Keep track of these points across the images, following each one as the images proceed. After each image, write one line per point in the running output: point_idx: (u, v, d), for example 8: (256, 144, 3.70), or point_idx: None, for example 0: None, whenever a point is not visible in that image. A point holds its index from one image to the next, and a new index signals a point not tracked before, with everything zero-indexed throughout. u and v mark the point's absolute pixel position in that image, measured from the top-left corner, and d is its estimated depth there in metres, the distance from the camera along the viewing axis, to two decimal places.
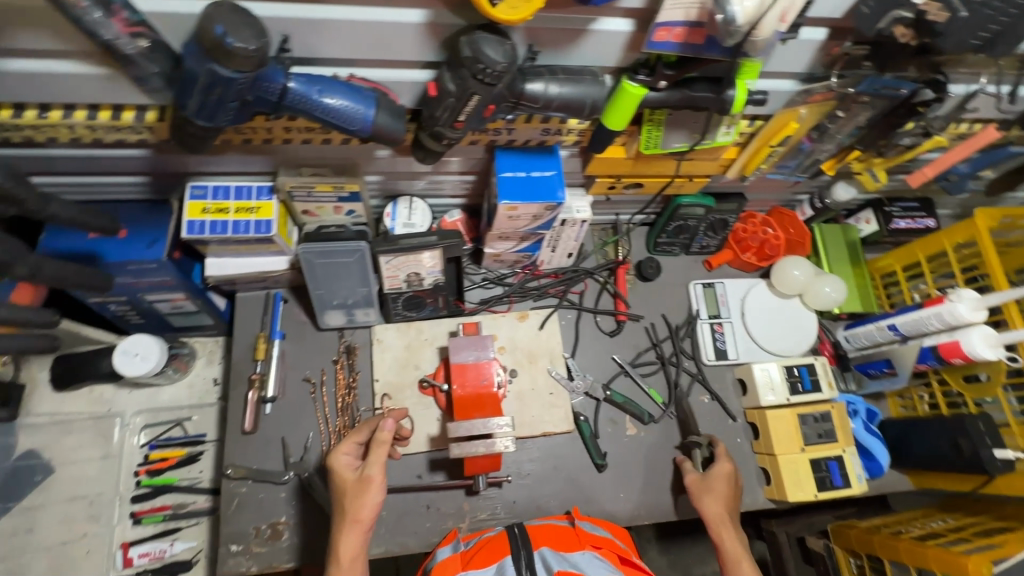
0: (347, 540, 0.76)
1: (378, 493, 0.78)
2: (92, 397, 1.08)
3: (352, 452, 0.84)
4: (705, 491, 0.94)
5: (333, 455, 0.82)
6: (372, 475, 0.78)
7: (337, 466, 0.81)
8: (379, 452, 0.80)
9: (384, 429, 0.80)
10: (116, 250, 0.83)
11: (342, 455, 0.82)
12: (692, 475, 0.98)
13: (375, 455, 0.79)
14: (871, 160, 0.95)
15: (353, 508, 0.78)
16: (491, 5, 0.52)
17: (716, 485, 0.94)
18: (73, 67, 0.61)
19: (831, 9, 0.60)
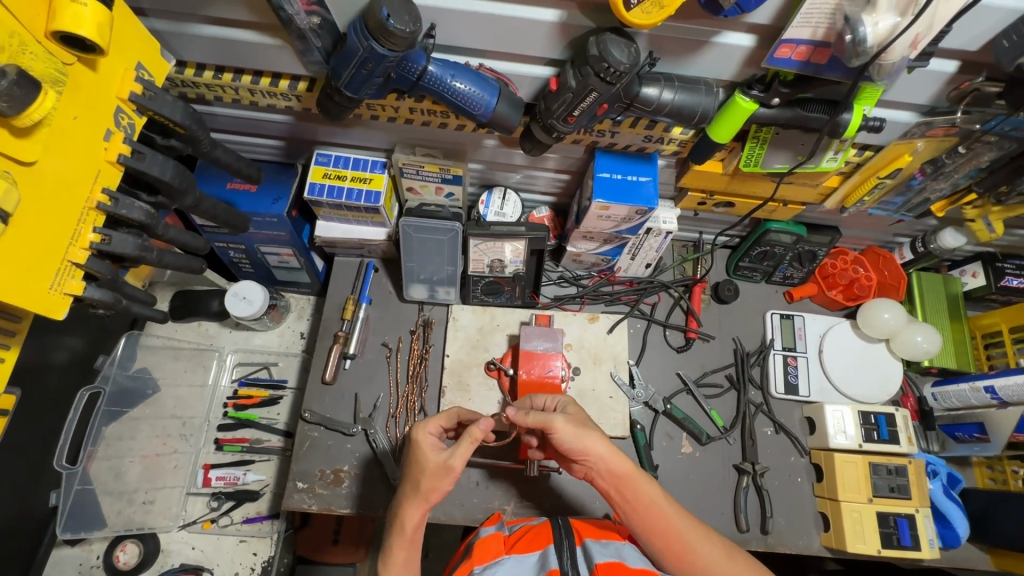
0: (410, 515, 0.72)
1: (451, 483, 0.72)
2: (199, 330, 1.23)
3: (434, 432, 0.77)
4: (580, 426, 0.74)
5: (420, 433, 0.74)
6: (454, 465, 0.72)
7: (421, 445, 0.74)
8: (466, 447, 0.72)
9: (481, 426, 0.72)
10: (248, 200, 0.95)
11: (428, 435, 0.75)
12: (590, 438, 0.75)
13: (461, 448, 0.71)
14: (988, 206, 0.90)
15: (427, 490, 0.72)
16: (626, 10, 0.56)
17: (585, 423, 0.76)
18: (253, 36, 0.72)
19: (965, 43, 0.61)
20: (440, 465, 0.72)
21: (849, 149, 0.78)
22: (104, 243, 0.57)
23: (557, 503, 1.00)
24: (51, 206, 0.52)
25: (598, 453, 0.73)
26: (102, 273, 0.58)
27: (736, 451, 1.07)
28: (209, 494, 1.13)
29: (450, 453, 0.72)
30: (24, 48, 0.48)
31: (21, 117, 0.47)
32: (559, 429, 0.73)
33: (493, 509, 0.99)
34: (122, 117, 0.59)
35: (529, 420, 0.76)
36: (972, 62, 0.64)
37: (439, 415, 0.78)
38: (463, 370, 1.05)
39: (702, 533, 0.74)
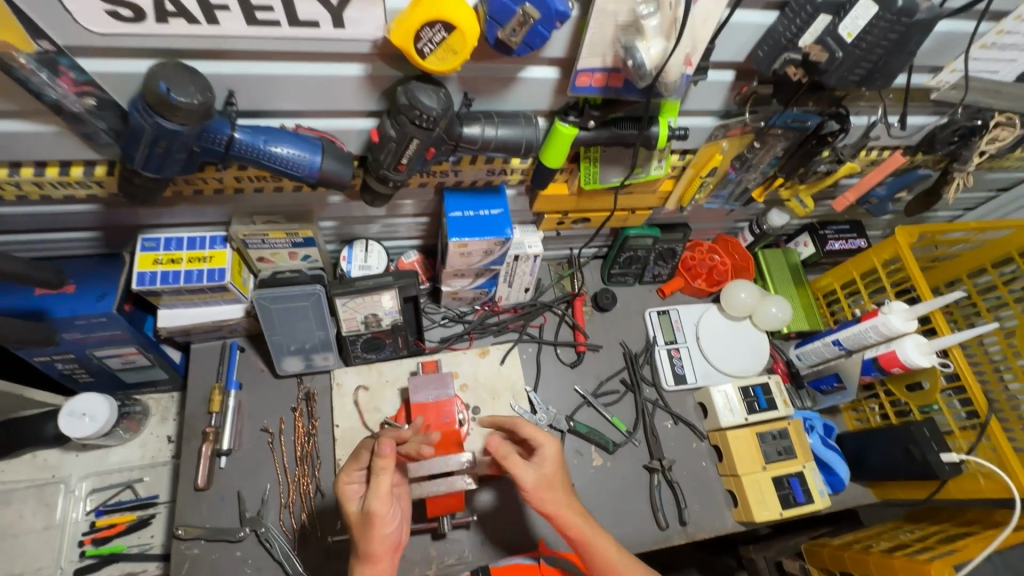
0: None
1: (386, 523, 0.70)
2: (35, 463, 1.04)
3: (358, 480, 0.76)
4: (546, 488, 0.76)
5: (339, 486, 0.75)
6: (374, 509, 0.70)
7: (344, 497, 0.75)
8: (377, 486, 0.70)
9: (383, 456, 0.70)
10: (63, 305, 0.83)
11: (347, 488, 0.75)
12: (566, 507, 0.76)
13: (373, 487, 0.70)
14: (796, 186, 1.03)
15: (364, 546, 0.70)
16: (421, 57, 0.57)
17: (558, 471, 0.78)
18: (22, 126, 0.63)
19: (733, 53, 0.68)
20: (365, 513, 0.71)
21: (670, 156, 0.85)
22: None
23: (480, 553, 0.95)
24: None
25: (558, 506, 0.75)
26: None
27: (643, 451, 1.10)
28: None
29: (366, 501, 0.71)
30: None
31: None
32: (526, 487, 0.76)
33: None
34: None
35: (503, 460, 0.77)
36: (744, 70, 0.73)
37: (349, 461, 0.75)
38: (356, 437, 0.98)
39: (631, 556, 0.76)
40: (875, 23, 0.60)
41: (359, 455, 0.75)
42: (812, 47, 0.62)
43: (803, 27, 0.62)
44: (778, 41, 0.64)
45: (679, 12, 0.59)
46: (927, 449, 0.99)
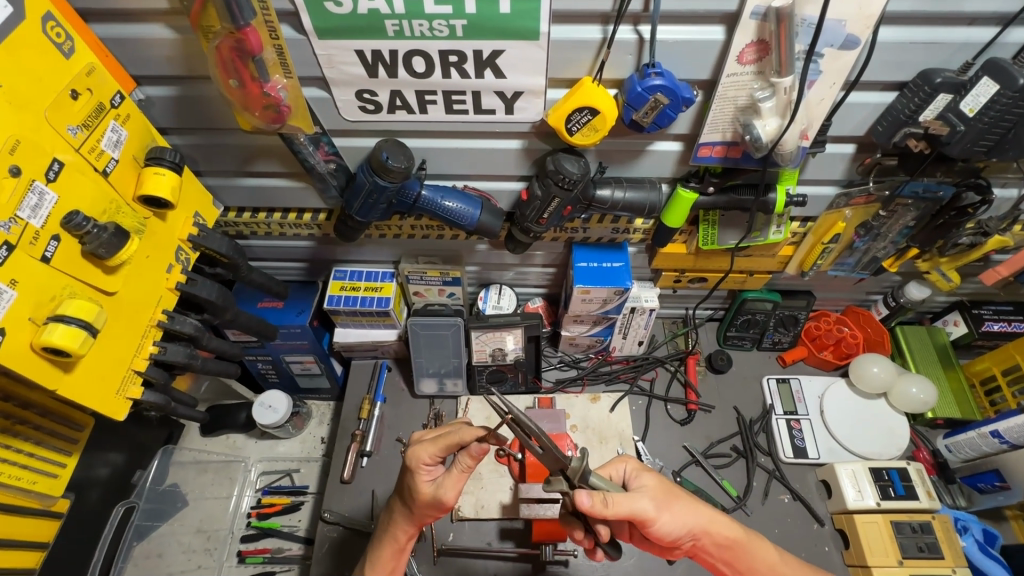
0: (403, 527, 0.85)
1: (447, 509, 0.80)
2: (228, 442, 1.30)
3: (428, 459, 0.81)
4: (665, 499, 0.76)
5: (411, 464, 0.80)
6: (445, 500, 0.79)
7: (418, 476, 0.80)
8: (456, 480, 0.79)
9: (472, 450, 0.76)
10: (276, 315, 1.09)
11: (423, 468, 0.80)
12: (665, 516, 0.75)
13: (453, 482, 0.78)
14: (936, 259, 0.99)
15: (421, 514, 0.82)
16: (569, 135, 0.72)
17: (655, 481, 0.78)
18: (285, 182, 0.90)
19: (851, 129, 0.74)
20: (430, 494, 0.80)
21: (789, 222, 0.90)
22: (160, 353, 0.69)
23: None
24: (126, 324, 0.64)
25: (694, 518, 0.77)
26: (158, 380, 0.68)
27: (755, 522, 1.05)
28: None
29: (440, 487, 0.79)
30: (119, 209, 0.63)
31: (114, 257, 0.60)
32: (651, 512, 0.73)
33: None
34: (181, 254, 0.74)
35: (611, 508, 0.70)
36: (865, 144, 0.78)
37: (434, 445, 0.80)
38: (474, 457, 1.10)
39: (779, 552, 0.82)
40: (995, 100, 0.63)
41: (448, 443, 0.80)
42: (932, 122, 0.67)
43: (922, 104, 0.67)
44: (896, 117, 0.70)
45: (794, 95, 0.65)
46: None
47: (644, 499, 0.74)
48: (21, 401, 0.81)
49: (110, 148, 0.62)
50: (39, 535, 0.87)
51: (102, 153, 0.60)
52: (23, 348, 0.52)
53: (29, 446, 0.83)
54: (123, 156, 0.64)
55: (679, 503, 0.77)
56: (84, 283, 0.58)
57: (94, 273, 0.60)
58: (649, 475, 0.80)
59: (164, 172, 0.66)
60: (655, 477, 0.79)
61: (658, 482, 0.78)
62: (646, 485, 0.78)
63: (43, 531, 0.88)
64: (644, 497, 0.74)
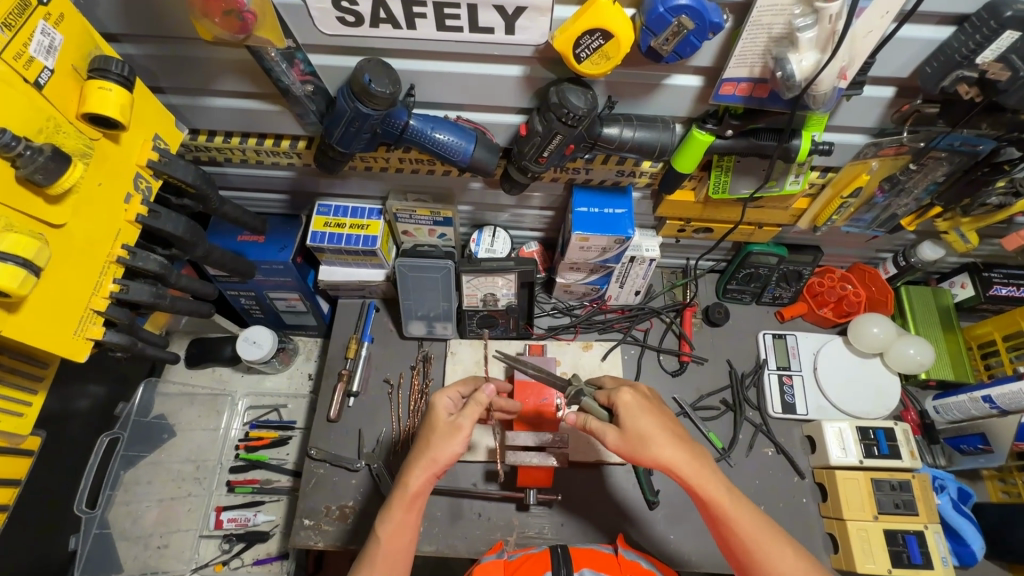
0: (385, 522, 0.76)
1: (459, 444, 0.76)
2: (213, 376, 1.29)
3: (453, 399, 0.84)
4: (629, 440, 0.74)
5: (437, 395, 0.83)
6: (461, 424, 0.77)
7: (436, 406, 0.81)
8: (474, 409, 0.78)
9: (486, 391, 0.80)
10: (255, 250, 1.03)
11: (443, 398, 0.82)
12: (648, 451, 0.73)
13: (472, 408, 0.78)
14: (958, 218, 0.93)
15: (433, 449, 0.76)
16: (576, 61, 0.64)
17: (636, 422, 0.74)
18: (257, 104, 0.81)
19: (894, 69, 0.66)
20: (446, 423, 0.78)
21: (809, 172, 0.83)
22: (123, 292, 0.64)
23: (557, 532, 1.02)
24: (79, 260, 0.59)
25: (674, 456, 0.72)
26: (121, 320, 0.64)
27: (736, 471, 1.07)
28: (221, 537, 1.15)
29: (458, 415, 0.78)
30: (59, 128, 0.55)
31: (55, 185, 0.54)
32: (614, 445, 0.75)
33: (495, 540, 1.01)
34: (141, 181, 0.67)
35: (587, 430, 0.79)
36: (906, 87, 0.70)
37: (455, 382, 0.86)
38: None
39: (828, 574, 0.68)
40: None
41: (452, 427, 0.77)
42: (991, 64, 0.59)
43: (984, 43, 0.58)
44: (951, 57, 0.62)
45: (839, 25, 0.57)
46: None
47: (610, 434, 0.75)
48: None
49: (42, 55, 0.53)
50: (9, 474, 0.81)
51: (32, 60, 0.52)
52: None
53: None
54: (58, 65, 0.55)
55: (655, 445, 0.72)
56: (22, 213, 0.52)
57: (34, 202, 0.53)
58: (639, 414, 0.75)
59: (111, 86, 0.58)
60: (638, 418, 0.74)
61: (641, 423, 0.74)
62: (628, 424, 0.74)
63: (15, 468, 0.82)
64: (609, 429, 0.75)
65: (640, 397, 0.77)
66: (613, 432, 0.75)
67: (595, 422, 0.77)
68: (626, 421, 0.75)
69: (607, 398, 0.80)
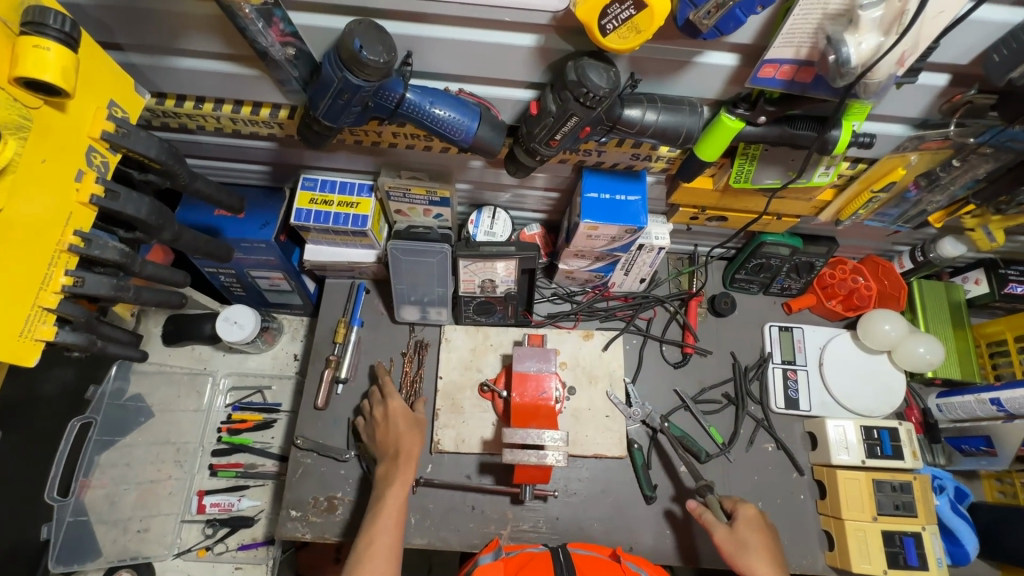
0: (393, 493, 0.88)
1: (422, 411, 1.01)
2: (193, 354, 1.22)
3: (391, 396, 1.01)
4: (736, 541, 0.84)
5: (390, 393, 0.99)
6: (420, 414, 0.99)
7: (394, 402, 0.98)
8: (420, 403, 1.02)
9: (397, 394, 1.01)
10: (234, 226, 0.95)
11: (392, 397, 0.99)
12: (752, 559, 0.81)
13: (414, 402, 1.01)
14: (988, 216, 0.88)
15: (414, 428, 0.96)
16: (602, 35, 0.55)
17: (749, 536, 0.83)
18: (230, 67, 0.71)
19: (956, 55, 0.59)
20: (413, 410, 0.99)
21: (841, 163, 0.77)
22: (77, 285, 0.56)
23: (553, 526, 1.00)
24: (21, 249, 0.51)
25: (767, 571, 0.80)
26: (75, 316, 0.57)
27: (736, 466, 1.05)
28: (203, 521, 1.11)
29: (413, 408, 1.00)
30: None
31: None
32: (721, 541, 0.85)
33: (489, 534, 0.98)
34: (95, 155, 0.58)
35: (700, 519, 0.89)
36: (963, 75, 0.63)
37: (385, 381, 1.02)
38: (457, 391, 1.05)
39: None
40: None
41: (419, 418, 0.99)
42: None
43: None
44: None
45: (911, 3, 0.50)
46: None
47: (719, 530, 0.86)
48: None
49: None
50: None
51: None
52: None
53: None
54: None
55: (754, 555, 0.81)
56: None
57: None
58: (755, 529, 0.85)
59: (49, 45, 0.48)
60: (756, 533, 0.84)
61: (752, 536, 0.83)
62: (740, 530, 0.84)
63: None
64: (720, 527, 0.86)
65: (760, 518, 0.87)
66: (721, 529, 0.86)
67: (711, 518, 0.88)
68: (739, 521, 0.86)
69: (731, 505, 0.90)
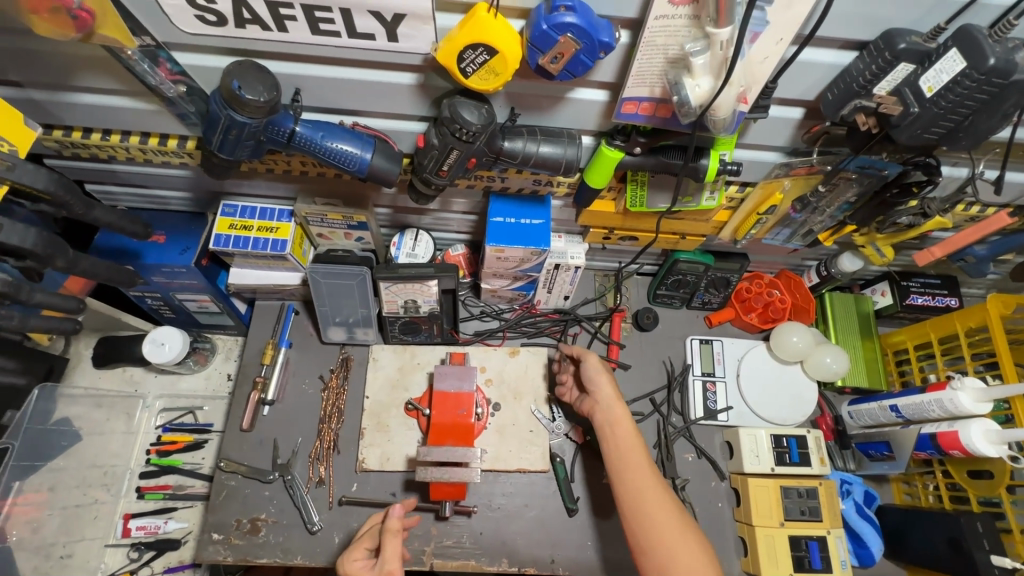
0: None
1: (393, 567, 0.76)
2: (123, 376, 1.22)
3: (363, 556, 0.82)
4: (601, 364, 0.95)
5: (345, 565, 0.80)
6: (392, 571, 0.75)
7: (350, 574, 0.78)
8: (392, 540, 0.78)
9: (395, 515, 0.80)
10: (154, 252, 0.96)
11: (354, 563, 0.80)
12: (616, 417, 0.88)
13: (388, 546, 0.77)
14: (873, 234, 0.93)
15: None
16: (464, 76, 0.59)
17: (591, 358, 0.95)
18: (130, 103, 0.73)
19: (799, 92, 0.63)
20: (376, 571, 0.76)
21: (724, 188, 0.82)
22: None
23: (476, 541, 1.02)
24: None
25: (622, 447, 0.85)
26: None
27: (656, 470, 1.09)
28: (129, 545, 1.11)
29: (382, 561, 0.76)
30: None
31: None
32: (589, 360, 0.95)
33: (413, 551, 1.00)
34: None
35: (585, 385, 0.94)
36: (814, 109, 0.68)
37: (354, 547, 0.83)
38: (383, 410, 1.07)
39: (688, 529, 0.77)
40: (959, 81, 0.53)
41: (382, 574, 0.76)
42: (886, 97, 0.58)
43: (880, 73, 0.56)
44: (849, 85, 0.59)
45: (731, 52, 0.53)
46: (975, 546, 0.89)
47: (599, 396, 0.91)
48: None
49: None
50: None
51: None
52: None
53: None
54: None
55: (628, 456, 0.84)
56: None
57: None
58: (618, 424, 0.88)
59: None
60: (615, 410, 0.89)
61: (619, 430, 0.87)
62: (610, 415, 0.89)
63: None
64: (601, 396, 0.91)
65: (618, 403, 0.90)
66: (603, 395, 0.91)
67: (601, 388, 0.91)
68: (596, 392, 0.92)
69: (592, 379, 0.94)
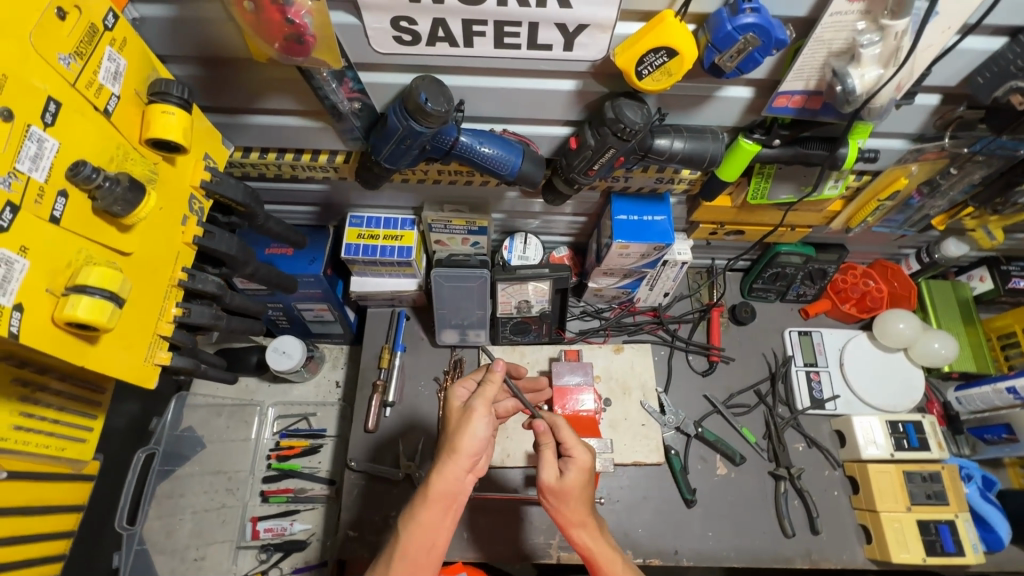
0: (440, 474, 0.72)
1: (480, 427, 0.74)
2: (240, 386, 1.28)
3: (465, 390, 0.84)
4: (563, 492, 0.75)
5: (451, 387, 0.83)
6: (476, 407, 0.74)
7: (451, 397, 0.82)
8: (488, 388, 0.77)
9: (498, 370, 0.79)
10: (287, 263, 1.02)
11: (457, 391, 0.82)
12: (548, 479, 0.76)
13: (485, 389, 0.76)
14: (986, 217, 0.95)
15: (454, 439, 0.74)
16: (638, 78, 0.64)
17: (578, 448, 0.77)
18: (298, 122, 0.79)
19: (946, 78, 0.67)
20: (466, 411, 0.75)
21: (849, 177, 0.85)
22: (185, 315, 0.63)
23: None
24: (145, 285, 0.58)
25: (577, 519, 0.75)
26: (185, 343, 0.63)
27: (768, 459, 1.10)
28: (257, 547, 1.15)
29: (475, 397, 0.76)
30: (126, 155, 0.54)
31: (130, 215, 0.53)
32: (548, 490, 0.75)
33: (540, 544, 1.02)
34: (195, 203, 0.65)
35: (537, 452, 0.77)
36: (953, 95, 0.71)
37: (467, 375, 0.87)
38: None
39: None
40: None
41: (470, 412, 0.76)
42: None
43: None
44: (1005, 68, 0.63)
45: (904, 42, 0.58)
46: None
47: (550, 471, 0.76)
48: (38, 366, 0.67)
49: (110, 82, 0.52)
50: (60, 528, 0.82)
51: (102, 88, 0.51)
52: (138, 363, 0.57)
53: (53, 413, 0.70)
54: (124, 90, 0.54)
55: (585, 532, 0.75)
56: (98, 244, 0.51)
57: (109, 232, 0.52)
58: (576, 497, 0.75)
59: (173, 110, 0.57)
60: (583, 474, 0.76)
61: (574, 505, 0.75)
62: (570, 483, 0.76)
63: (77, 493, 0.84)
64: (551, 467, 0.76)
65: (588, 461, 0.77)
66: (554, 473, 0.75)
67: (546, 457, 0.76)
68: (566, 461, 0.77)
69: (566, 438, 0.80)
